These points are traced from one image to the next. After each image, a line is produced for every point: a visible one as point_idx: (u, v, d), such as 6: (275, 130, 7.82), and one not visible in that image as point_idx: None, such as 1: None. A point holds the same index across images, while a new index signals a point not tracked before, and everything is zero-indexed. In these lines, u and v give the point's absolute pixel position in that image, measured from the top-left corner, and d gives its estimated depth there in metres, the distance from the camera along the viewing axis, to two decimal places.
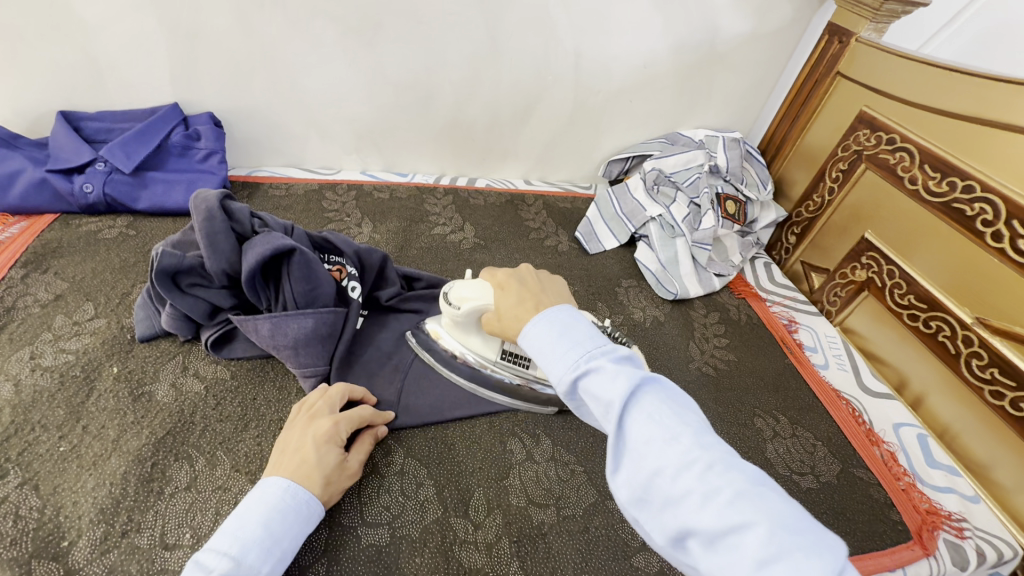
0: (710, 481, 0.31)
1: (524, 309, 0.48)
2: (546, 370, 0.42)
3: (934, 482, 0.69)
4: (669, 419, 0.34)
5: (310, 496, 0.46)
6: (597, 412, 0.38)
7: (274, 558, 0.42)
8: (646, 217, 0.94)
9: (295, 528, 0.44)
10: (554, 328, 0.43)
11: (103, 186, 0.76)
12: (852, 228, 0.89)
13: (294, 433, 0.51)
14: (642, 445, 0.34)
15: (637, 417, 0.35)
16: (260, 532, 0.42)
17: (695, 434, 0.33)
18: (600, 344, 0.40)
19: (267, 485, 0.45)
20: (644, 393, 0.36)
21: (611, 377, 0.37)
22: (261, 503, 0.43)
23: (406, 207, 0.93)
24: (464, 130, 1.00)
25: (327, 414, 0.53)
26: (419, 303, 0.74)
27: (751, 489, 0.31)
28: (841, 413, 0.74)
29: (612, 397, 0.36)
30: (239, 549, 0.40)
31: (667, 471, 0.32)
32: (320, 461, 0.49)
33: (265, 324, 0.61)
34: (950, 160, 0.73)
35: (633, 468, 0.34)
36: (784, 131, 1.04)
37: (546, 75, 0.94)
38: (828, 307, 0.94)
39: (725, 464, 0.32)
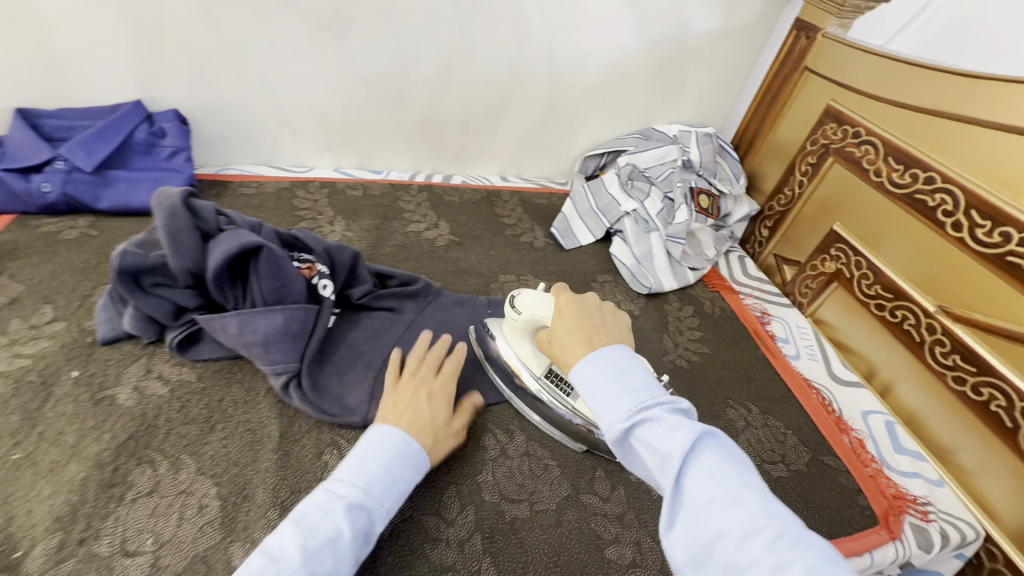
0: (780, 553, 0.31)
1: (579, 340, 0.47)
2: (595, 413, 0.42)
3: (900, 468, 0.71)
4: (732, 482, 0.35)
5: (422, 447, 0.50)
6: (650, 462, 0.38)
7: (394, 496, 0.46)
8: (621, 212, 0.95)
9: (411, 473, 0.48)
10: (608, 370, 0.43)
11: (63, 186, 0.74)
12: (821, 221, 0.91)
13: (399, 390, 0.56)
14: (704, 507, 0.34)
15: (698, 476, 0.36)
16: (381, 473, 0.46)
17: (761, 501, 0.34)
18: (659, 394, 0.41)
19: (385, 431, 0.49)
20: (705, 450, 0.37)
21: (669, 429, 0.37)
22: (381, 447, 0.47)
23: (379, 204, 0.92)
24: (439, 126, 0.99)
25: (429, 380, 0.58)
26: (392, 301, 0.73)
27: (825, 565, 0.30)
28: (811, 403, 0.76)
29: (670, 450, 0.36)
30: (364, 483, 0.45)
31: (732, 536, 0.32)
32: (431, 416, 0.54)
33: (233, 321, 0.59)
34: (912, 152, 0.75)
35: (693, 528, 0.34)
36: (756, 125, 1.06)
37: (519, 71, 0.94)
38: (800, 298, 0.95)
39: (795, 535, 0.32)
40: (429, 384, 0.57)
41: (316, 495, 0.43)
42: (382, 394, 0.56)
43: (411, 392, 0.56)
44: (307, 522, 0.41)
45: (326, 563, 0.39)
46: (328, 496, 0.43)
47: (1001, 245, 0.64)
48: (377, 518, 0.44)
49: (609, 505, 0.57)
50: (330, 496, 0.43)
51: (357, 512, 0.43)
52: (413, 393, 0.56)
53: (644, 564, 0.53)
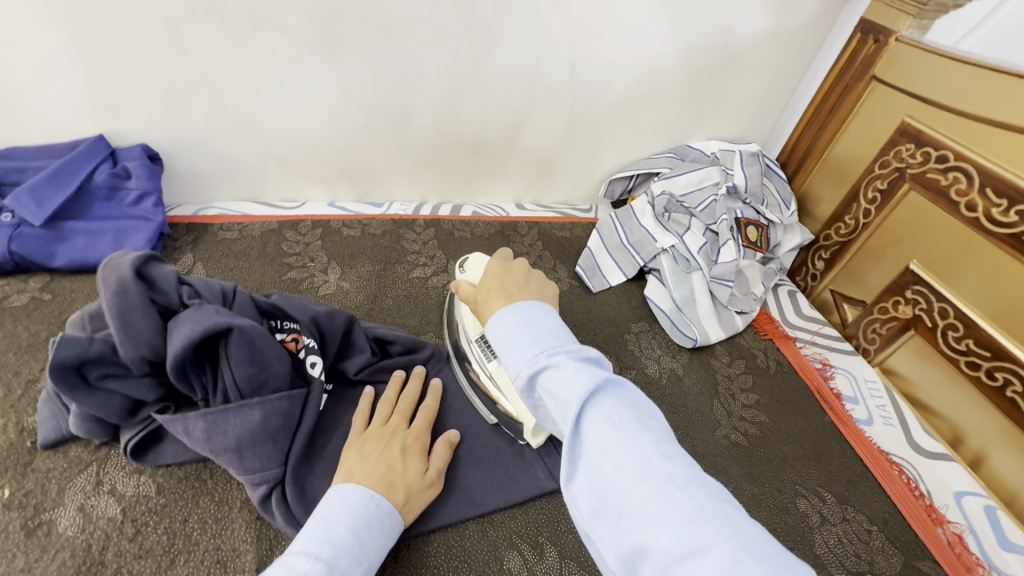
0: (668, 497, 0.30)
1: (496, 294, 0.46)
2: (505, 362, 0.40)
3: (1012, 572, 0.58)
4: (630, 425, 0.33)
5: (392, 505, 0.45)
6: (553, 410, 0.36)
7: (362, 568, 0.39)
8: (656, 249, 0.82)
9: (379, 538, 0.42)
10: (519, 320, 0.41)
11: (9, 245, 0.63)
12: (894, 256, 0.78)
13: (369, 441, 0.50)
14: (599, 453, 0.33)
15: (595, 421, 0.34)
16: (349, 539, 0.39)
17: (657, 444, 0.33)
18: (567, 341, 0.39)
19: (349, 492, 0.43)
20: (604, 395, 0.35)
21: (572, 374, 0.36)
22: (346, 509, 0.42)
23: (379, 245, 0.81)
24: (447, 152, 0.88)
25: (401, 427, 0.53)
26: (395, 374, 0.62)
27: (714, 507, 0.30)
28: (895, 486, 0.63)
29: (568, 395, 0.35)
30: (330, 555, 0.38)
31: (625, 482, 0.31)
32: (403, 470, 0.48)
33: (198, 423, 0.48)
34: (1021, 186, 0.62)
35: (591, 477, 0.33)
36: (808, 141, 0.92)
37: (537, 88, 0.82)
38: (865, 344, 0.82)
39: (686, 479, 0.31)
40: (403, 433, 0.52)
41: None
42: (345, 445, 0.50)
43: (383, 441, 0.50)
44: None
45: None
46: (290, 574, 0.35)
47: None
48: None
49: None
50: (292, 574, 0.35)
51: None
52: (381, 443, 0.50)
53: None
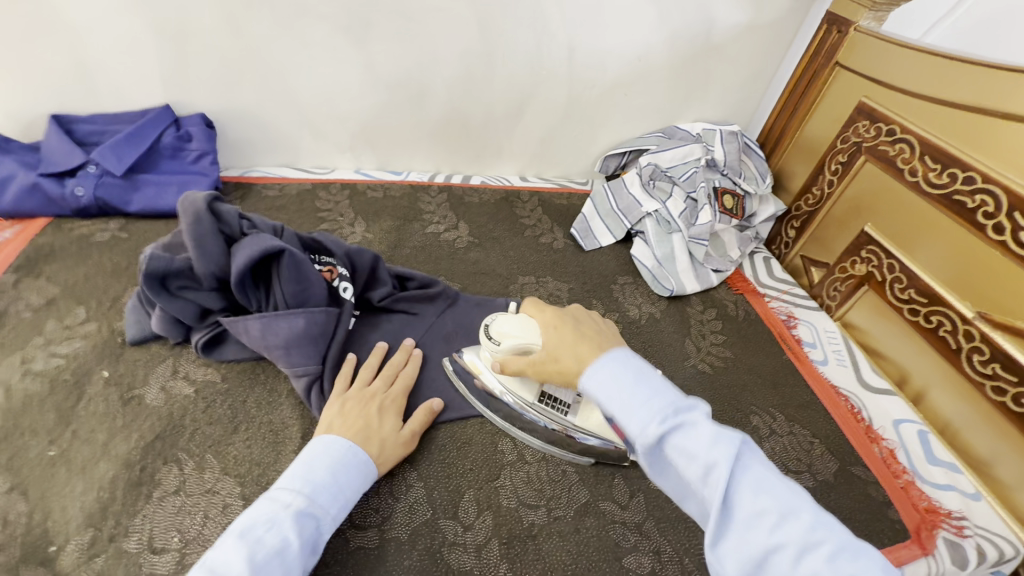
0: (838, 566, 0.34)
1: (585, 349, 0.49)
2: (622, 422, 0.42)
3: (934, 480, 0.68)
4: (778, 492, 0.37)
5: (367, 456, 0.51)
6: (688, 474, 0.39)
7: (339, 504, 0.46)
8: (642, 213, 0.93)
9: (357, 481, 0.49)
10: (629, 377, 0.44)
11: (94, 190, 0.76)
12: (852, 221, 0.88)
13: (350, 400, 0.56)
14: (754, 519, 0.36)
15: (747, 489, 0.37)
16: (327, 480, 0.46)
17: (810, 512, 0.36)
18: (682, 400, 0.42)
19: (331, 441, 0.49)
20: (746, 462, 0.38)
21: (710, 440, 0.38)
22: (326, 455, 0.48)
23: (399, 205, 0.92)
24: (459, 127, 0.99)
25: (380, 392, 0.58)
26: (412, 304, 0.73)
27: (879, 574, 0.34)
28: (840, 411, 0.73)
29: (713, 460, 0.37)
30: (310, 490, 0.45)
31: (790, 550, 0.35)
32: (380, 427, 0.55)
33: (255, 324, 0.60)
34: (952, 152, 0.72)
35: (745, 540, 0.36)
36: (783, 122, 1.02)
37: (540, 71, 0.93)
38: (829, 301, 0.92)
39: (846, 546, 0.35)
40: (382, 395, 0.58)
41: (258, 507, 0.44)
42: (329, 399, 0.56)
43: (362, 403, 0.56)
44: (252, 534, 0.41)
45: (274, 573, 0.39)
46: (273, 508, 0.43)
47: None
48: (325, 526, 0.45)
49: (628, 513, 0.56)
50: (275, 508, 0.43)
51: (306, 519, 0.44)
52: (362, 404, 0.56)
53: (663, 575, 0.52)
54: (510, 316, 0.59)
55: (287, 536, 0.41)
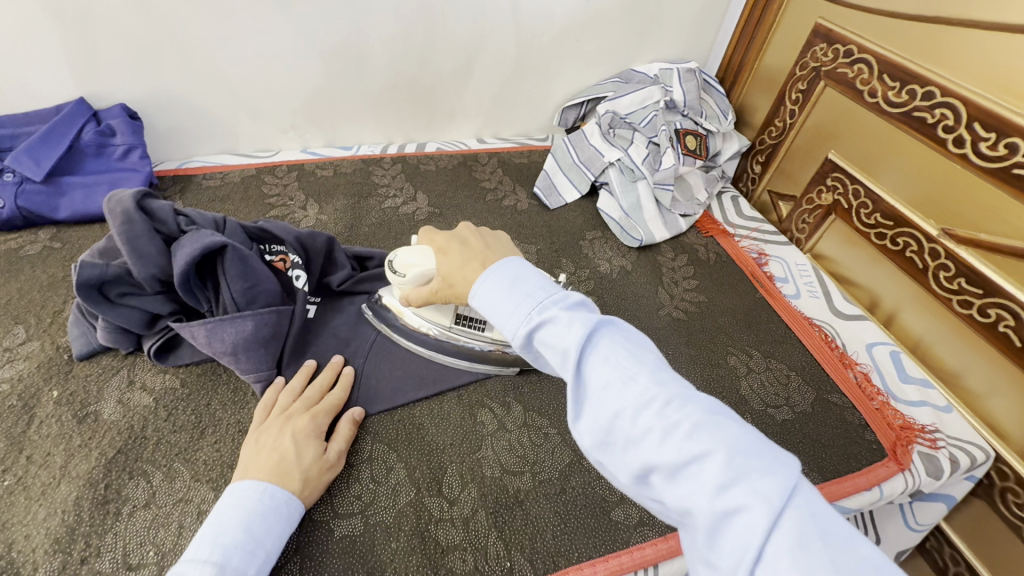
0: (670, 418, 0.33)
1: (472, 270, 0.47)
2: (499, 327, 0.43)
3: (907, 398, 0.70)
4: (626, 361, 0.36)
5: (290, 493, 0.47)
6: (554, 361, 0.39)
7: (258, 560, 0.42)
8: (605, 163, 0.91)
9: (276, 528, 0.45)
10: (502, 283, 0.44)
11: (15, 200, 0.71)
12: (816, 151, 0.86)
13: (266, 431, 0.51)
14: (600, 390, 0.36)
15: (595, 363, 0.37)
16: (241, 537, 0.42)
17: (651, 373, 0.35)
18: (551, 293, 0.42)
19: (240, 491, 0.45)
20: (599, 338, 0.38)
21: (566, 325, 0.39)
22: (237, 508, 0.44)
23: (352, 181, 0.88)
24: (405, 92, 0.94)
25: (300, 411, 0.54)
26: (375, 284, 0.71)
27: (709, 419, 0.33)
28: (813, 341, 0.74)
29: (567, 345, 0.38)
30: (222, 555, 0.40)
31: (629, 412, 0.34)
32: (299, 456, 0.50)
33: (201, 330, 0.57)
34: (909, 67, 0.70)
35: (596, 412, 0.36)
36: (741, 55, 1.00)
37: (483, 22, 0.88)
38: (798, 234, 0.92)
39: (683, 400, 0.34)
40: (299, 415, 0.53)
41: None
42: (244, 441, 0.52)
43: (275, 433, 0.51)
44: None
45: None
46: None
47: (1006, 158, 0.60)
48: None
49: None
50: None
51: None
52: (273, 435, 0.51)
53: (652, 522, 0.53)
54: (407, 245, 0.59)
55: None
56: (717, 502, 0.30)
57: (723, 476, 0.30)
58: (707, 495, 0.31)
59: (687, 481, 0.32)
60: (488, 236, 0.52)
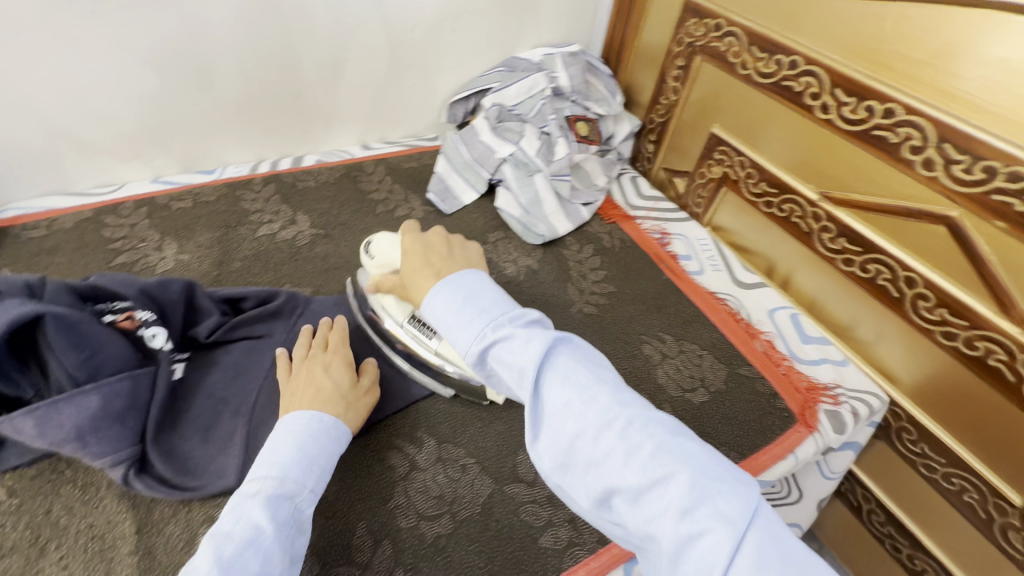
0: (632, 439, 0.37)
1: (427, 278, 0.50)
2: (452, 341, 0.46)
3: (809, 358, 0.73)
4: (586, 380, 0.40)
5: (334, 417, 0.50)
6: (509, 378, 0.43)
7: (316, 474, 0.45)
8: (497, 159, 0.86)
9: (327, 447, 0.48)
10: (457, 296, 0.47)
11: None
12: (701, 125, 0.87)
13: (295, 371, 0.54)
14: (561, 410, 0.39)
15: (553, 381, 0.40)
16: (295, 456, 0.45)
17: (612, 394, 0.39)
18: (508, 312, 0.45)
19: (292, 418, 0.48)
20: (557, 357, 0.41)
21: (523, 342, 0.42)
22: (289, 432, 0.47)
23: (217, 211, 0.78)
24: (269, 102, 0.84)
25: (320, 352, 0.56)
26: (253, 328, 0.63)
27: (669, 439, 0.37)
28: (719, 316, 0.75)
29: (524, 363, 0.41)
30: (281, 471, 0.44)
31: (591, 433, 0.38)
32: (334, 385, 0.53)
33: (26, 421, 0.45)
34: (774, 37, 0.71)
35: (557, 434, 0.39)
36: (620, 34, 0.98)
37: (345, 17, 0.80)
38: (695, 209, 0.93)
39: (643, 421, 0.38)
40: (321, 355, 0.55)
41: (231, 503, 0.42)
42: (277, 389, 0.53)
43: (307, 368, 0.54)
44: (221, 532, 0.39)
45: (252, 564, 0.38)
46: (245, 498, 0.42)
47: (866, 120, 0.63)
48: (304, 503, 0.44)
49: (536, 489, 0.54)
50: (246, 497, 0.42)
51: (279, 501, 0.42)
52: (306, 371, 0.53)
53: (581, 541, 0.51)
54: (390, 234, 0.63)
55: (262, 523, 0.40)
56: (681, 526, 0.34)
57: (686, 500, 0.34)
58: (671, 519, 0.34)
59: (649, 506, 0.36)
60: (455, 243, 0.55)
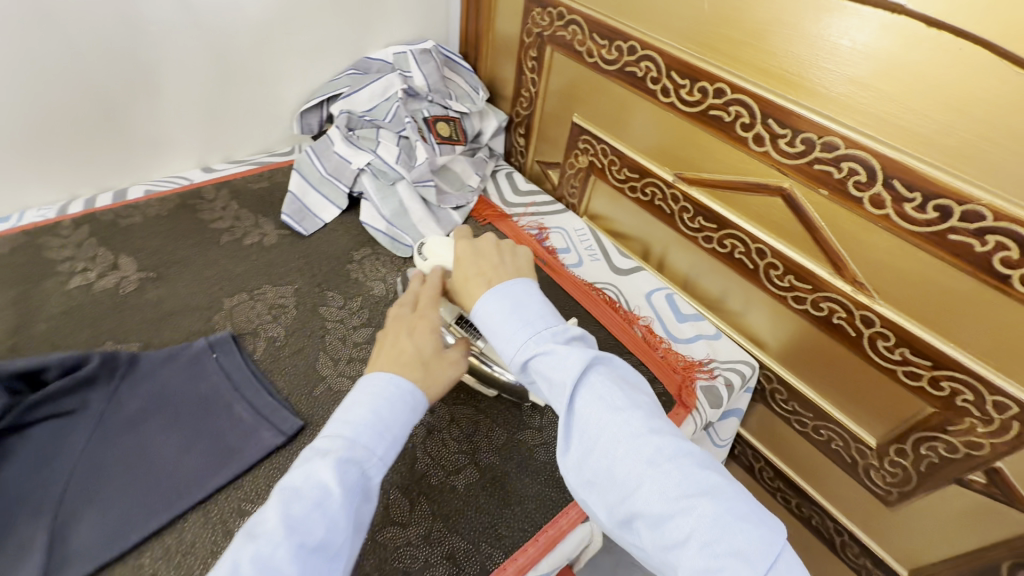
0: (659, 467, 0.37)
1: (475, 284, 0.48)
2: (496, 348, 0.46)
3: (685, 336, 0.75)
4: (621, 401, 0.40)
5: (413, 383, 0.45)
6: (547, 390, 0.43)
7: (387, 442, 0.42)
8: (354, 170, 0.81)
9: (404, 415, 0.44)
10: (503, 305, 0.45)
11: None
12: (563, 115, 0.86)
13: (388, 331, 0.50)
14: (594, 427, 0.40)
15: (586, 399, 0.40)
16: (369, 418, 0.42)
17: (646, 418, 0.39)
18: (553, 325, 0.44)
19: (373, 377, 0.44)
20: (594, 375, 0.41)
21: (564, 358, 0.42)
22: (365, 393, 0.43)
23: (11, 266, 0.66)
24: (69, 132, 0.72)
25: (408, 314, 0.51)
26: (59, 403, 0.53)
27: (698, 473, 0.37)
28: (598, 307, 0.76)
29: (562, 378, 0.41)
30: (353, 432, 0.41)
31: (621, 454, 0.38)
32: (418, 350, 0.47)
33: None
34: (611, 24, 0.71)
35: (585, 449, 0.40)
36: (474, 27, 0.95)
37: (146, 27, 0.70)
38: (571, 200, 0.92)
39: (674, 449, 0.38)
40: (410, 316, 0.50)
41: (302, 457, 0.40)
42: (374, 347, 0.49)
43: (397, 330, 0.49)
44: (291, 489, 0.37)
45: (317, 529, 0.36)
46: (315, 456, 0.40)
47: (702, 102, 0.64)
48: (372, 472, 0.41)
49: (412, 528, 0.50)
50: (317, 455, 0.40)
51: (348, 465, 0.39)
52: (392, 336, 0.49)
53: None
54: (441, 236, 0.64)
55: (329, 489, 0.37)
56: (703, 560, 0.34)
57: (708, 534, 0.34)
58: (692, 549, 0.35)
59: (669, 535, 0.36)
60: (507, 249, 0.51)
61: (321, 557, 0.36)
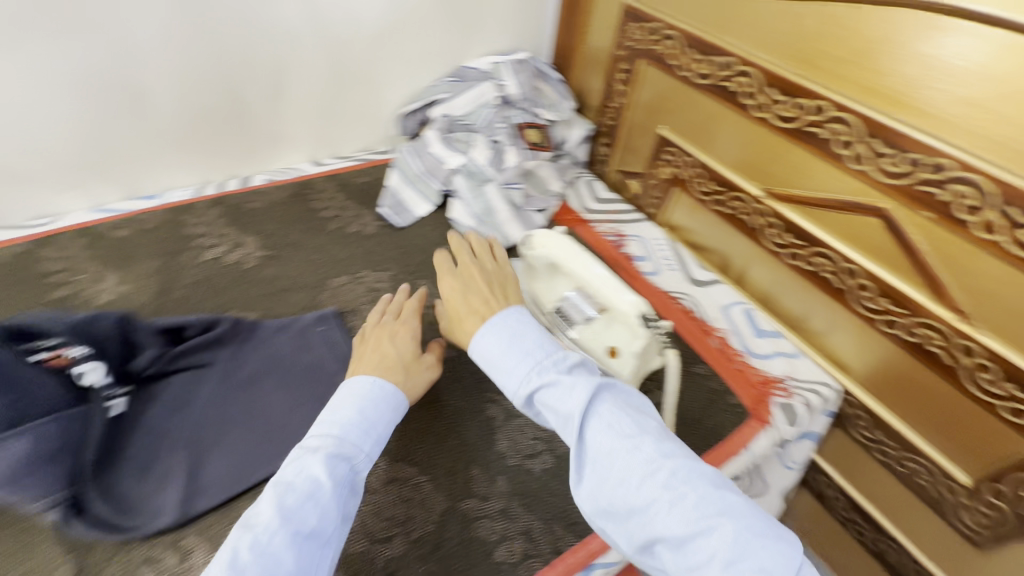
0: (674, 489, 0.38)
1: (469, 322, 0.53)
2: (499, 381, 0.48)
3: (762, 352, 0.74)
4: (627, 428, 0.41)
5: (395, 386, 0.51)
6: (555, 422, 0.44)
7: (372, 441, 0.47)
8: (448, 171, 0.87)
9: (386, 415, 0.49)
10: (503, 337, 0.49)
11: None
12: (650, 127, 0.88)
13: (366, 341, 0.57)
14: (606, 455, 0.41)
15: (596, 427, 0.42)
16: (355, 419, 0.47)
17: (655, 443, 0.40)
18: (552, 355, 0.47)
19: (356, 383, 0.50)
20: (602, 403, 0.43)
21: (569, 389, 0.44)
22: (349, 395, 0.49)
23: (158, 238, 0.76)
24: (210, 125, 0.82)
25: (390, 325, 0.58)
26: (196, 358, 0.61)
27: (713, 493, 0.38)
28: (674, 316, 0.78)
29: (569, 409, 0.42)
30: (339, 432, 0.46)
31: (634, 481, 0.39)
32: (399, 356, 0.55)
33: None
34: (710, 39, 0.72)
35: (598, 479, 0.41)
36: (567, 39, 0.99)
37: (281, 36, 0.79)
38: (651, 210, 0.93)
39: (685, 471, 0.39)
40: (392, 326, 0.58)
41: (293, 458, 0.45)
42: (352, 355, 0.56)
43: (376, 342, 0.56)
44: (284, 482, 0.42)
45: (311, 518, 0.41)
46: (308, 454, 0.44)
47: (800, 118, 0.64)
48: (360, 466, 0.45)
49: (491, 502, 0.54)
50: (308, 454, 0.44)
51: (337, 460, 0.44)
52: (375, 343, 0.56)
53: (536, 551, 0.52)
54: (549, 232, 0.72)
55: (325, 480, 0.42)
56: None
57: (730, 552, 0.35)
58: (716, 568, 0.35)
59: (692, 556, 0.36)
60: (496, 282, 0.57)
61: (314, 541, 0.41)
